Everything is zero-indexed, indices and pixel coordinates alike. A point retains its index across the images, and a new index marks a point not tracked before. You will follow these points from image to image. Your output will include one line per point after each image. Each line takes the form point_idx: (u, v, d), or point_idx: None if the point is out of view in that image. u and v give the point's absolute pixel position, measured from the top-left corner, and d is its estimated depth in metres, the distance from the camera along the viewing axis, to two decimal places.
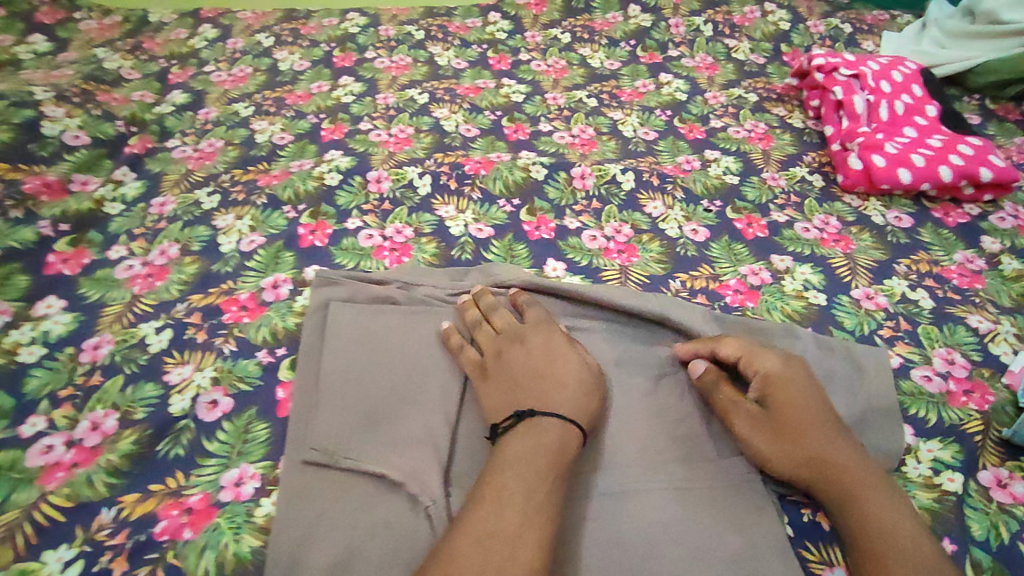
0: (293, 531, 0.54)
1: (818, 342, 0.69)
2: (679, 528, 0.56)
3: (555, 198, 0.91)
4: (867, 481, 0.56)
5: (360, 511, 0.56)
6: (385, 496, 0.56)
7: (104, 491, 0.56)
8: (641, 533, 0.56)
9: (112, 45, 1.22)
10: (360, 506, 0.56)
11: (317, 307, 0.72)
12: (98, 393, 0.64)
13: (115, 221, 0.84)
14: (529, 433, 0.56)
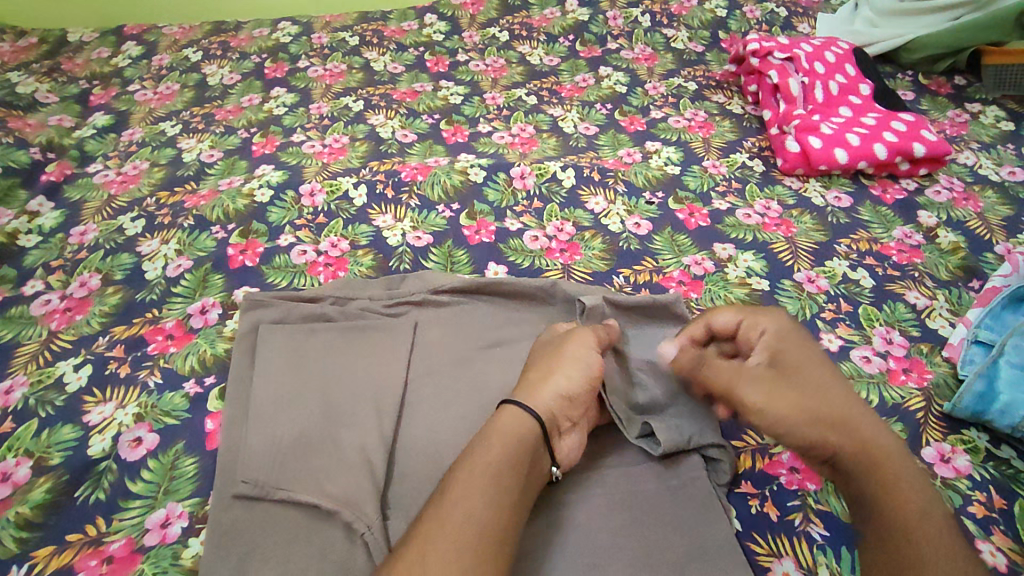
0: (222, 570, 0.52)
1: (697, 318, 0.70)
2: (625, 534, 0.55)
3: (495, 200, 0.89)
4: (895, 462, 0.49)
5: (294, 545, 0.53)
6: (319, 525, 0.54)
7: (17, 546, 0.53)
8: (584, 542, 0.54)
9: (28, 68, 1.16)
10: (293, 538, 0.53)
11: (247, 331, 0.69)
12: (10, 441, 0.60)
13: (30, 255, 0.80)
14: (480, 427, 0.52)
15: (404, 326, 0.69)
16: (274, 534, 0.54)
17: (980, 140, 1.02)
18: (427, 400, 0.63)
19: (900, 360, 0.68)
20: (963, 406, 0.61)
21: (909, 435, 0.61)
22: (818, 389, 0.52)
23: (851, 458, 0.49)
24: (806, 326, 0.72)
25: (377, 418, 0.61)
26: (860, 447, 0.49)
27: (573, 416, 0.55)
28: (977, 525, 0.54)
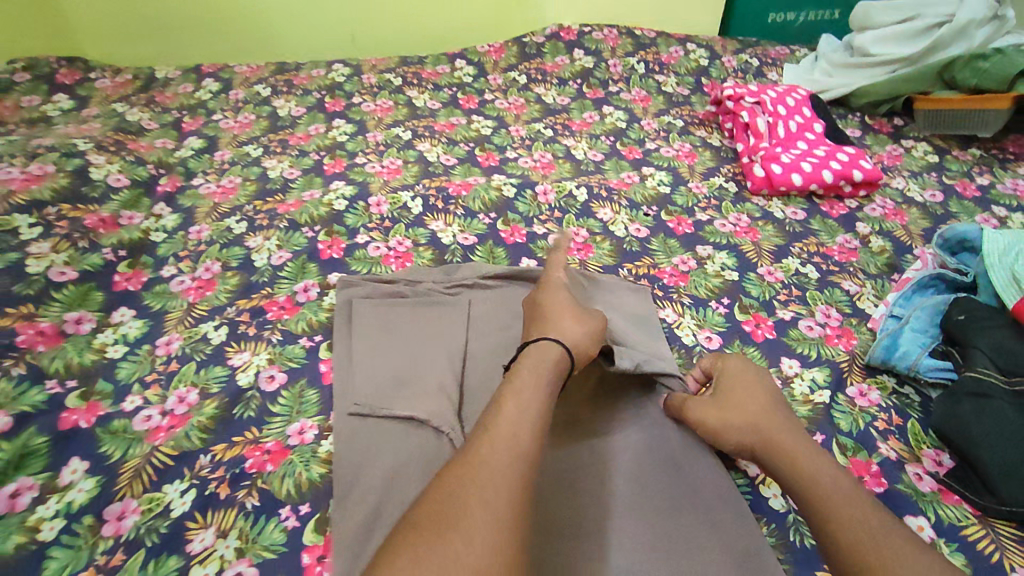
0: (349, 458, 0.72)
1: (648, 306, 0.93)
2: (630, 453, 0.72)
3: (524, 211, 1.12)
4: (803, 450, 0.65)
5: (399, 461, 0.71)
6: (415, 430, 0.75)
7: (200, 442, 0.74)
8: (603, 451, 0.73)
9: (128, 100, 1.40)
10: (398, 438, 0.74)
11: (343, 304, 0.91)
12: (178, 376, 0.81)
13: (162, 246, 1.02)
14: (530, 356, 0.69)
15: (458, 302, 0.91)
16: (384, 452, 0.73)
17: (910, 170, 1.27)
18: (481, 353, 0.85)
19: (833, 328, 0.91)
20: (875, 355, 0.83)
21: (835, 378, 0.83)
22: (775, 404, 0.72)
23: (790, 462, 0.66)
24: (766, 305, 0.95)
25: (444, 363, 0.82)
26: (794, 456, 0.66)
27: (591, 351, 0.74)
28: (878, 433, 0.76)
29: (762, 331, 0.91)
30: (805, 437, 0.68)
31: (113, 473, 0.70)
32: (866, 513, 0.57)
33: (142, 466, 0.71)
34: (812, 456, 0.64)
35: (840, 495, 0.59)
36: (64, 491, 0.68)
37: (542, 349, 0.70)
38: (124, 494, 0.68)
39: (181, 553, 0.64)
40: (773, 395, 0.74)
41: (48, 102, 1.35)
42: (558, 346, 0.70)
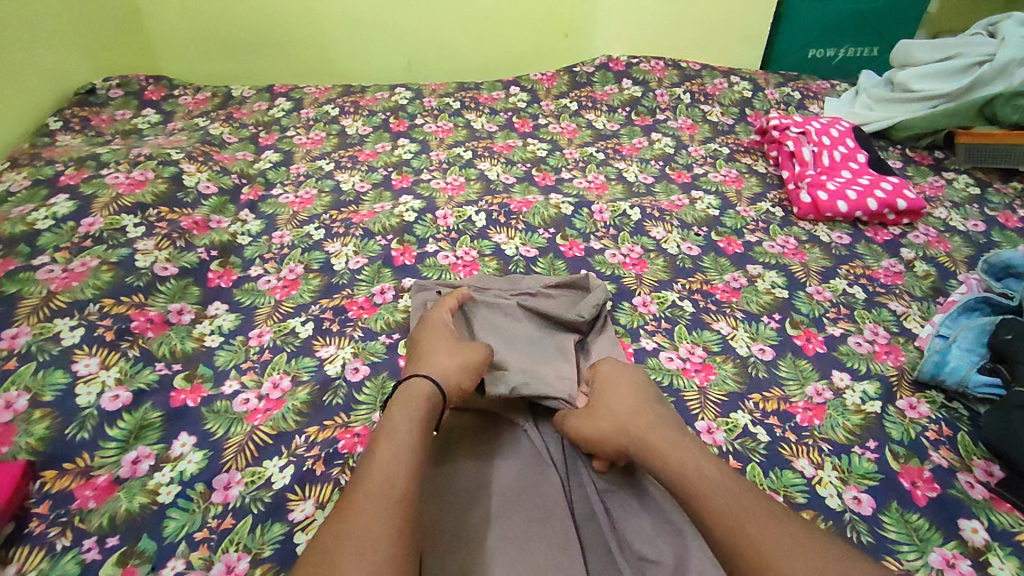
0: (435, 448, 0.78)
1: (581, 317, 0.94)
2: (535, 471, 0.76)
3: (582, 228, 1.19)
4: (666, 446, 0.69)
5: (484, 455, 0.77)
6: (495, 428, 0.81)
7: (296, 423, 0.80)
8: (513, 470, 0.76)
9: (208, 115, 1.51)
10: (480, 434, 0.80)
11: (417, 305, 0.98)
12: (271, 364, 0.89)
13: (249, 249, 1.10)
14: (404, 394, 0.74)
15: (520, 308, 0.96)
16: (467, 445, 0.78)
17: (952, 201, 1.31)
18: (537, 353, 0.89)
19: (881, 345, 0.96)
20: (925, 370, 0.87)
21: (885, 391, 0.88)
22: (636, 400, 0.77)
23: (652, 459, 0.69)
24: (816, 321, 1.00)
25: (496, 355, 0.87)
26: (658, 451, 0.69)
27: (466, 380, 0.78)
28: (929, 442, 0.81)
29: (813, 345, 0.96)
30: (672, 431, 0.71)
31: (219, 448, 0.77)
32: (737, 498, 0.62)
33: (246, 443, 0.78)
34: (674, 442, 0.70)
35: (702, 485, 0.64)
36: (176, 461, 0.75)
37: (409, 389, 0.75)
38: (230, 466, 0.75)
39: (285, 521, 0.70)
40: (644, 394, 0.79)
41: (137, 116, 1.47)
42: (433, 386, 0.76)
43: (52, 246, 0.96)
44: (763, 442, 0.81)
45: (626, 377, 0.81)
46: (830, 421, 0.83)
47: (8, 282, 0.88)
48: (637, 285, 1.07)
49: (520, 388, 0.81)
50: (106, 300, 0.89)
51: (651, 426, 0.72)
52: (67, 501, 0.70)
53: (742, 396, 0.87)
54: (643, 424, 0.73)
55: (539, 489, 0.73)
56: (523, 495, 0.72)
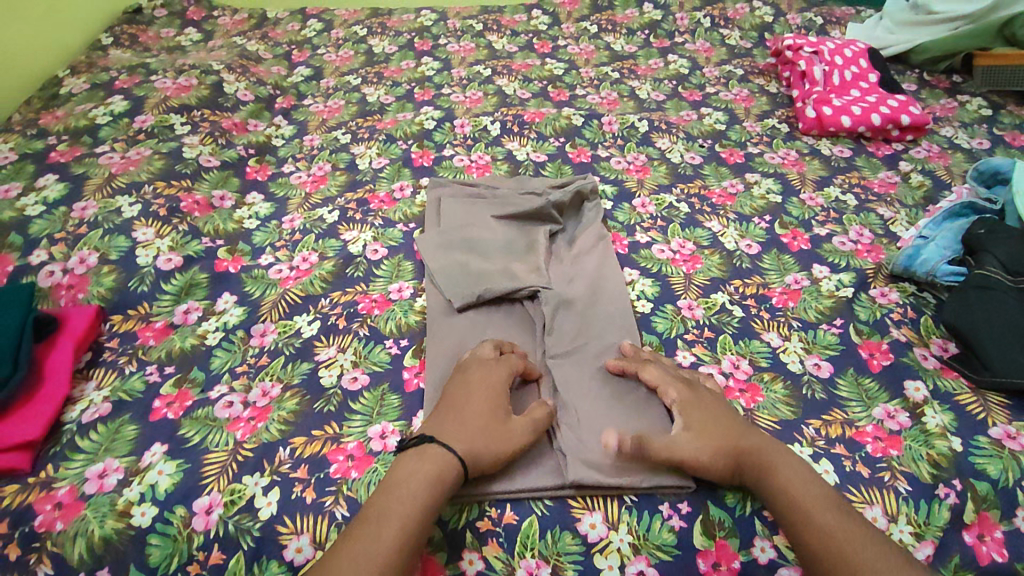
0: (438, 313, 0.87)
1: (551, 206, 1.02)
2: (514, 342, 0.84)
3: (591, 137, 1.26)
4: (810, 502, 0.64)
5: (482, 324, 0.86)
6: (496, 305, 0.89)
7: (322, 289, 0.92)
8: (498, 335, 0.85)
9: (245, 34, 1.59)
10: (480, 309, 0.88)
11: (432, 200, 1.08)
12: (302, 243, 1.00)
13: (282, 149, 1.20)
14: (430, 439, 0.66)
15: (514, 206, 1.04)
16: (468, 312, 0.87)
17: (961, 120, 1.33)
18: (523, 246, 0.97)
19: (865, 245, 1.02)
20: (897, 262, 0.94)
21: (859, 280, 0.95)
22: (728, 442, 0.68)
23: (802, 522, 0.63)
24: (805, 223, 1.06)
25: (485, 252, 0.96)
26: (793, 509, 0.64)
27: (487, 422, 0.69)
28: (892, 322, 0.88)
29: (798, 243, 1.02)
30: (804, 482, 0.65)
31: (256, 305, 0.89)
32: (851, 534, 0.61)
33: (279, 301, 0.90)
34: (797, 482, 0.65)
35: (825, 535, 0.61)
36: (220, 314, 0.87)
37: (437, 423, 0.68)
38: (265, 318, 0.87)
39: (311, 360, 0.81)
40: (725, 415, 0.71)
41: (181, 34, 1.57)
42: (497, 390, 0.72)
43: (112, 138, 1.08)
44: (737, 317, 0.89)
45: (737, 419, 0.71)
46: (803, 303, 0.91)
47: (76, 165, 1.01)
48: (637, 189, 1.14)
49: (484, 292, 0.87)
50: (159, 183, 1.01)
51: (794, 482, 0.65)
52: (132, 339, 0.83)
53: (724, 281, 0.96)
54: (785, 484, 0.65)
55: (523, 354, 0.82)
56: None
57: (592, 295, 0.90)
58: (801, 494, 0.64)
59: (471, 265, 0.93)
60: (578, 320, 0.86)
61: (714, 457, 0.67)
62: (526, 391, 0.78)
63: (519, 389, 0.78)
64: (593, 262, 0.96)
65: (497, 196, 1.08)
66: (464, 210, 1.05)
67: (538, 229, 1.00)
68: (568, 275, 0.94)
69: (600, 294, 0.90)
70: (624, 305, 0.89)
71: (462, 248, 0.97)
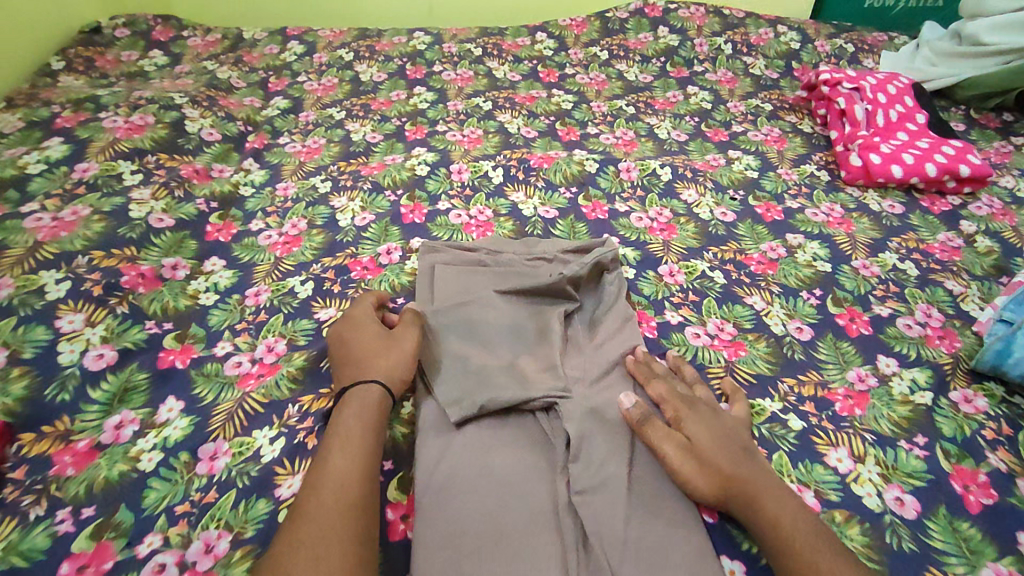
0: (435, 433, 0.71)
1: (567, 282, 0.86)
2: (528, 470, 0.68)
3: (606, 188, 1.10)
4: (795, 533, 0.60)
5: (489, 445, 0.70)
6: (504, 419, 0.73)
7: (289, 392, 0.76)
8: (509, 460, 0.68)
9: (217, 58, 1.43)
10: (485, 425, 0.72)
11: (425, 269, 0.92)
12: (267, 326, 0.84)
13: (250, 201, 1.04)
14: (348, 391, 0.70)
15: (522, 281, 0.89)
16: (470, 426, 0.72)
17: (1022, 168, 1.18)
18: (533, 334, 0.82)
19: (935, 329, 0.87)
20: (984, 360, 0.79)
21: (937, 380, 0.80)
22: (717, 469, 0.65)
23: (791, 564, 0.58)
24: (861, 299, 0.91)
25: (487, 340, 0.81)
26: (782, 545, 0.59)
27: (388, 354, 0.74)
28: (986, 442, 0.73)
29: (857, 326, 0.88)
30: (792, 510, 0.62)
31: (207, 414, 0.73)
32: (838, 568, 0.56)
33: (235, 410, 0.74)
34: (781, 509, 0.62)
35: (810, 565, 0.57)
36: (161, 428, 0.72)
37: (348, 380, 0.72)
38: (216, 435, 0.71)
39: (271, 498, 0.66)
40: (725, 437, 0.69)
41: (144, 57, 1.40)
42: (374, 329, 0.77)
43: (44, 192, 0.90)
44: (794, 431, 0.75)
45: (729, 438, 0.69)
46: (872, 412, 0.77)
47: None
48: (663, 253, 0.98)
49: (487, 403, 0.72)
50: (96, 253, 0.84)
51: (781, 509, 0.62)
52: (44, 467, 0.66)
53: (774, 377, 0.82)
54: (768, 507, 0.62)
55: (539, 486, 0.66)
56: (522, 494, 0.65)
57: (618, 399, 0.74)
58: (787, 523, 0.60)
59: (469, 360, 0.77)
60: (605, 437, 0.70)
61: (706, 480, 0.65)
62: (544, 546, 0.61)
63: (535, 543, 0.61)
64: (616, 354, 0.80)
65: (500, 264, 0.92)
66: (463, 284, 0.89)
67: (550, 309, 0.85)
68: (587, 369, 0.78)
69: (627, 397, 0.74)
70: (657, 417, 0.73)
71: (459, 335, 0.81)
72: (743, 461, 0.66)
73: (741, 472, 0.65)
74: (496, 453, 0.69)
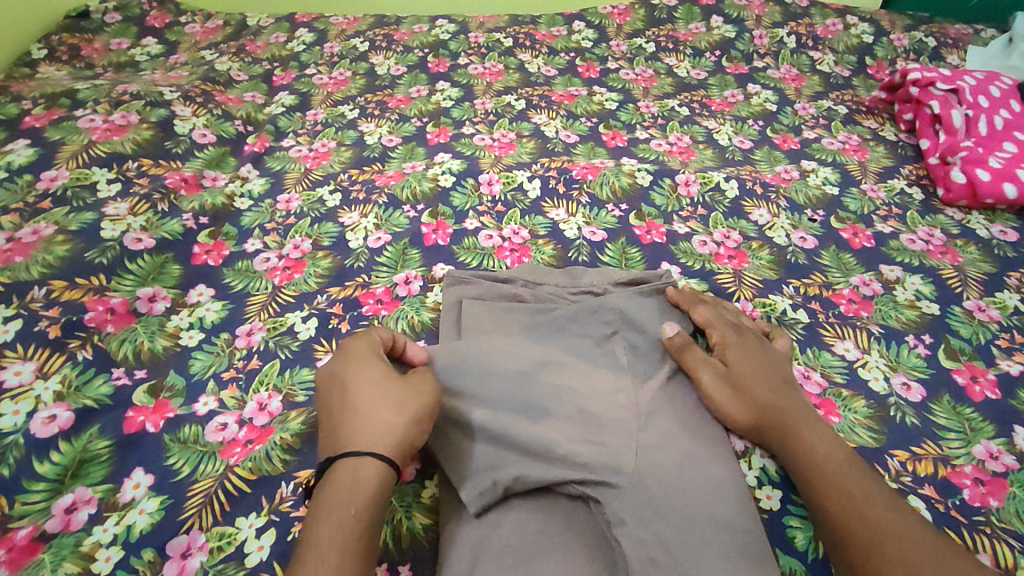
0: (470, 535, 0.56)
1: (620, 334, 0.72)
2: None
3: (662, 204, 0.94)
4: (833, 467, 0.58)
5: (534, 544, 0.55)
6: (550, 507, 0.58)
7: (282, 466, 0.61)
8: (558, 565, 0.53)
9: (217, 47, 1.28)
10: (525, 516, 0.57)
11: (451, 304, 0.77)
12: (259, 376, 0.69)
13: (246, 216, 0.89)
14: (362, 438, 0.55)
15: (555, 320, 0.73)
16: (508, 517, 0.57)
17: None
18: (558, 387, 0.65)
19: None
20: None
21: None
22: (751, 395, 0.65)
23: (823, 498, 0.56)
24: (982, 351, 0.75)
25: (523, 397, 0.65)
26: (816, 471, 0.58)
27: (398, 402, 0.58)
28: None
29: (980, 389, 0.70)
30: (833, 441, 0.61)
31: (180, 494, 0.58)
32: (881, 512, 0.54)
33: (214, 491, 0.58)
34: (816, 437, 0.61)
35: (844, 495, 0.55)
36: (124, 511, 0.57)
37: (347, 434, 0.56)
38: (190, 525, 0.56)
39: None
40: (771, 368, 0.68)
41: (136, 46, 1.25)
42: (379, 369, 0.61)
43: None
44: None
45: (774, 366, 0.68)
46: (1013, 505, 0.60)
47: None
48: (735, 287, 0.82)
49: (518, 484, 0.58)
50: (55, 283, 0.71)
51: (817, 436, 0.61)
52: None
53: (880, 451, 0.64)
54: (804, 433, 0.61)
55: None
56: None
57: (679, 472, 0.58)
58: (823, 450, 0.59)
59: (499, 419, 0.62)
60: (674, 525, 0.55)
61: (741, 408, 0.64)
62: None
63: None
64: (674, 414, 0.64)
65: (540, 299, 0.77)
66: (496, 323, 0.74)
67: (600, 360, 0.70)
68: (633, 432, 0.61)
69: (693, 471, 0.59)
70: (740, 498, 0.58)
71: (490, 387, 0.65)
72: (785, 388, 0.66)
73: (781, 396, 0.65)
74: (538, 552, 0.54)
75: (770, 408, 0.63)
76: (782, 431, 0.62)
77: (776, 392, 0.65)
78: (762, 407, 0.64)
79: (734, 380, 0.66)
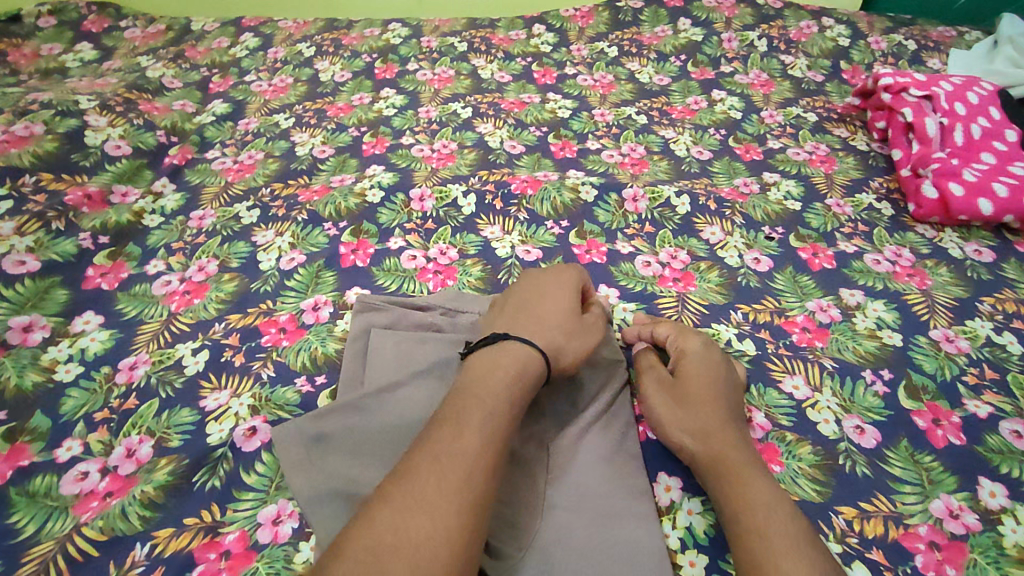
0: None
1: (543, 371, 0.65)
2: None
3: (606, 221, 0.86)
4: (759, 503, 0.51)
5: None
6: None
7: (138, 525, 0.54)
8: None
9: (155, 53, 1.21)
10: None
11: (358, 333, 0.69)
12: (133, 418, 0.62)
13: (153, 235, 0.83)
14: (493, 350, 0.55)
15: None
16: None
17: None
18: None
19: None
20: None
21: None
22: (693, 423, 0.59)
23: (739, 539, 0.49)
24: (947, 388, 0.67)
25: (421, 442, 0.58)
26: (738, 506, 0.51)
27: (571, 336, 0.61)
28: None
29: (943, 432, 0.63)
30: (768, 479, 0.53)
31: (15, 559, 0.51)
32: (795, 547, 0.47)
33: (55, 556, 0.51)
34: (749, 473, 0.53)
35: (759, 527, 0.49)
36: None
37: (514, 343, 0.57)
38: None
39: None
40: (705, 377, 0.63)
41: (68, 52, 1.19)
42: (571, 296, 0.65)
43: None
44: None
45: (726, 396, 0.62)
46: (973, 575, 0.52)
47: None
48: (677, 313, 0.75)
49: None
50: None
51: (751, 470, 0.54)
52: None
53: (824, 508, 0.57)
54: (736, 467, 0.54)
55: None
56: None
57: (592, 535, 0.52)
58: (752, 484, 0.52)
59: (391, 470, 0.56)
60: None
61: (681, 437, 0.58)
62: None
63: None
64: (589, 466, 0.57)
65: (458, 328, 0.70)
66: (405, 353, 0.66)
67: None
68: (539, 487, 0.55)
69: (603, 531, 0.52)
70: (656, 561, 0.51)
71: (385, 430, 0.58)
72: (730, 421, 0.59)
73: (721, 425, 0.58)
74: None
75: (710, 439, 0.57)
76: (714, 465, 0.55)
77: (720, 422, 0.58)
78: (700, 439, 0.57)
79: (679, 408, 0.61)
